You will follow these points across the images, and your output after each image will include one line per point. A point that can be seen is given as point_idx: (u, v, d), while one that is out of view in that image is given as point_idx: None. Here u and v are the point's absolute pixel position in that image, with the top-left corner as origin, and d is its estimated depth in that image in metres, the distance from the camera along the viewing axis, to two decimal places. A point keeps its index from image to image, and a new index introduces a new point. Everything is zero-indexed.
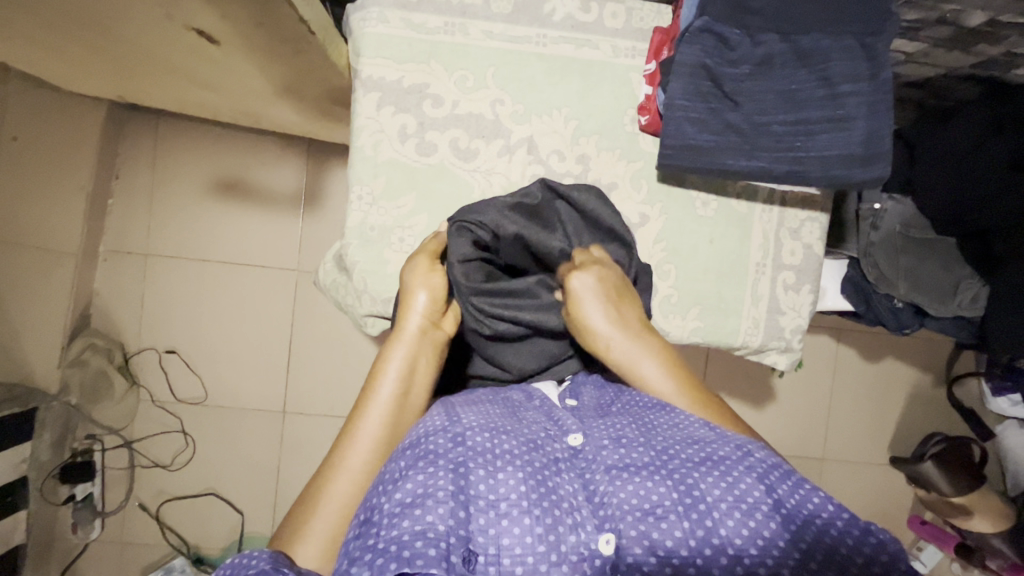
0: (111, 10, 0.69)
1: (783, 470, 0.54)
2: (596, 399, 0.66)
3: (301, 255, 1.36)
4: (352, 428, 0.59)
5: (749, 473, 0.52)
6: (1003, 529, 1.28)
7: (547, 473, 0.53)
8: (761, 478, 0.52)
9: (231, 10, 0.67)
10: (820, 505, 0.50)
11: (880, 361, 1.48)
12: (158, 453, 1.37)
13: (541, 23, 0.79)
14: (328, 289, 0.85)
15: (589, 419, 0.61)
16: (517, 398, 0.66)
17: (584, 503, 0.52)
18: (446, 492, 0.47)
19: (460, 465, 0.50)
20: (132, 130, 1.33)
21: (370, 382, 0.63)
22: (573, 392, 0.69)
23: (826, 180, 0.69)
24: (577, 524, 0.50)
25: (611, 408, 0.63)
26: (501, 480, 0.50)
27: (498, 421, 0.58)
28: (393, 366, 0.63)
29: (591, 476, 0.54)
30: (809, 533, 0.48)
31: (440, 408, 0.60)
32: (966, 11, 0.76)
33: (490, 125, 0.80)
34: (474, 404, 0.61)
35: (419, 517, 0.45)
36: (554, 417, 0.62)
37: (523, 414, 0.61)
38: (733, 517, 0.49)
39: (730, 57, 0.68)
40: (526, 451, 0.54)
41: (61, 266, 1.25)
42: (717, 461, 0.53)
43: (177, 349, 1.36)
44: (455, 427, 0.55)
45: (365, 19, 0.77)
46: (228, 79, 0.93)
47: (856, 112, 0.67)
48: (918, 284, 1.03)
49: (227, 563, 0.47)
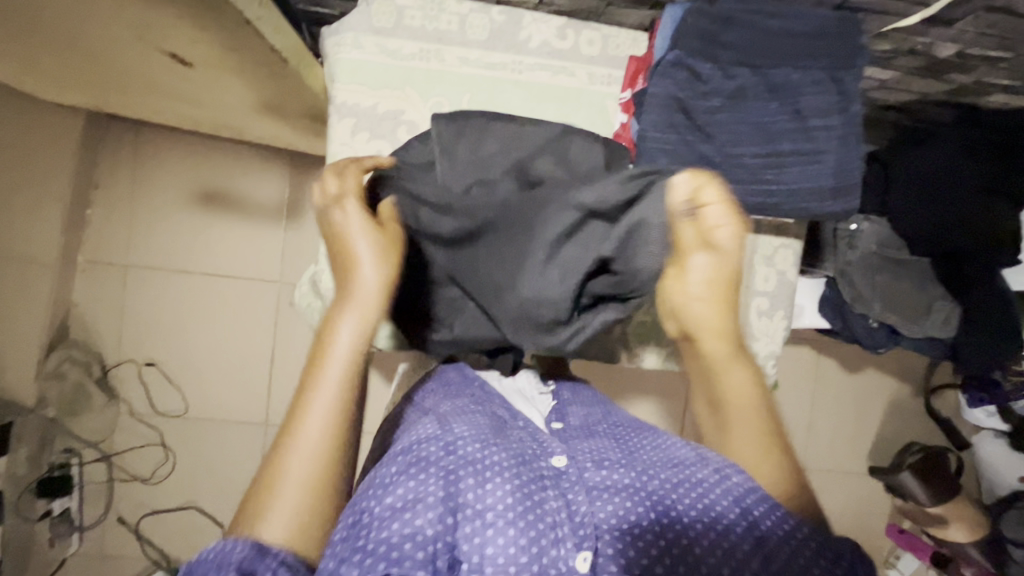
0: (82, 32, 0.68)
1: (758, 494, 0.58)
2: (583, 418, 0.70)
3: (282, 267, 1.35)
4: (296, 417, 0.54)
5: (727, 496, 0.56)
6: (979, 537, 1.30)
7: (535, 488, 0.54)
8: (737, 501, 0.56)
9: (204, 34, 0.66)
10: (788, 527, 0.55)
11: (860, 373, 1.49)
12: (137, 467, 1.35)
13: (518, 50, 0.79)
14: (302, 311, 0.85)
15: (574, 441, 0.64)
16: (503, 415, 0.65)
17: (566, 521, 0.52)
18: (436, 498, 0.50)
19: (450, 473, 0.52)
20: (110, 139, 1.31)
21: (315, 356, 0.57)
22: (559, 413, 0.71)
23: (797, 212, 0.70)
24: (558, 540, 0.51)
25: (598, 430, 0.67)
26: (489, 490, 0.52)
27: (487, 432, 0.59)
28: (342, 339, 0.57)
29: (574, 497, 0.55)
30: (778, 554, 0.53)
31: (431, 417, 0.61)
32: (936, 43, 0.78)
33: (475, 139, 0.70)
34: (463, 414, 0.62)
35: (408, 520, 0.48)
36: (540, 438, 0.62)
37: (510, 431, 0.62)
38: (708, 536, 0.53)
39: (702, 90, 0.69)
40: (515, 465, 0.55)
41: (38, 278, 1.22)
42: (694, 482, 0.57)
43: (156, 362, 1.34)
44: (446, 436, 0.56)
45: (339, 44, 0.78)
46: (204, 95, 0.92)
47: (827, 145, 0.69)
48: (895, 303, 1.04)
49: (210, 549, 0.48)
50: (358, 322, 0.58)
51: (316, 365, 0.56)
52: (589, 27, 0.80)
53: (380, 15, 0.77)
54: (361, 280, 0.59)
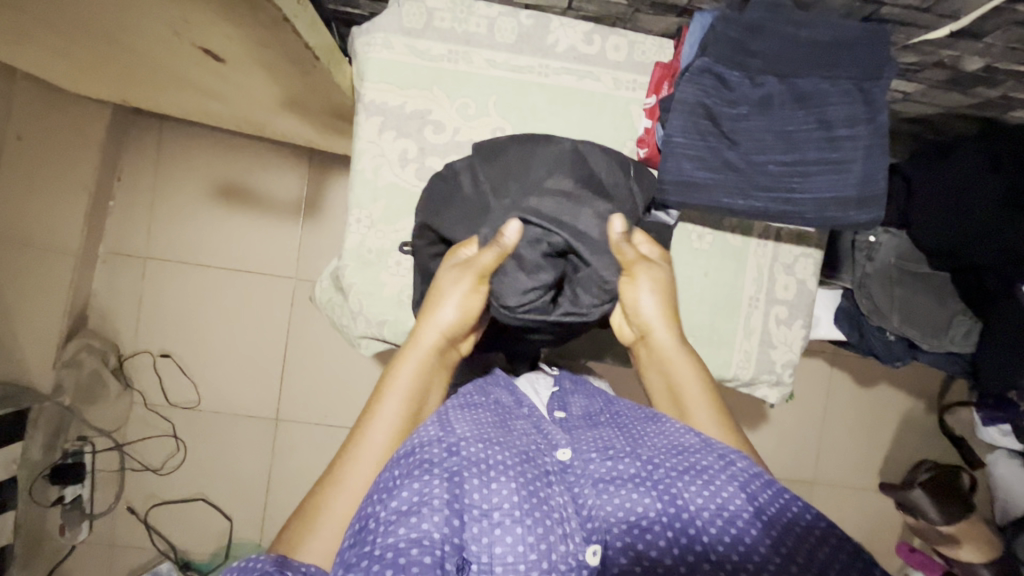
0: (119, 25, 0.70)
1: (766, 478, 0.56)
2: (584, 407, 0.71)
3: (299, 264, 1.36)
4: (354, 444, 0.59)
5: (732, 482, 0.56)
6: (994, 558, 1.26)
7: (539, 485, 0.55)
8: (743, 486, 0.55)
9: (241, 31, 0.68)
10: (798, 510, 0.54)
11: (874, 387, 1.48)
12: (150, 457, 1.37)
13: (544, 53, 0.80)
14: (324, 306, 0.87)
15: (577, 431, 0.65)
16: (506, 402, 0.67)
17: (573, 515, 0.54)
18: (441, 501, 0.50)
19: (455, 475, 0.52)
20: (135, 132, 1.34)
21: (378, 391, 0.64)
22: (561, 401, 0.72)
23: (821, 221, 0.70)
24: (566, 535, 0.52)
25: (600, 418, 0.68)
26: (494, 490, 0.52)
27: (490, 431, 0.59)
28: (403, 381, 0.64)
29: (580, 490, 0.56)
30: (789, 541, 0.52)
31: (433, 416, 0.61)
32: (963, 57, 0.78)
33: (516, 160, 0.72)
34: (467, 408, 0.63)
35: (415, 525, 0.48)
36: (542, 429, 0.64)
37: (513, 424, 0.63)
38: (716, 524, 0.53)
39: (729, 98, 0.70)
40: (519, 463, 0.55)
41: (60, 267, 1.24)
42: (700, 470, 0.57)
43: (172, 354, 1.36)
44: (449, 437, 0.56)
45: (370, 44, 0.79)
46: (232, 91, 0.94)
47: (852, 155, 0.69)
48: (913, 316, 1.04)
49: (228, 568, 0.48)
50: (419, 369, 0.65)
51: (376, 401, 0.63)
52: (616, 32, 0.81)
53: (411, 15, 0.79)
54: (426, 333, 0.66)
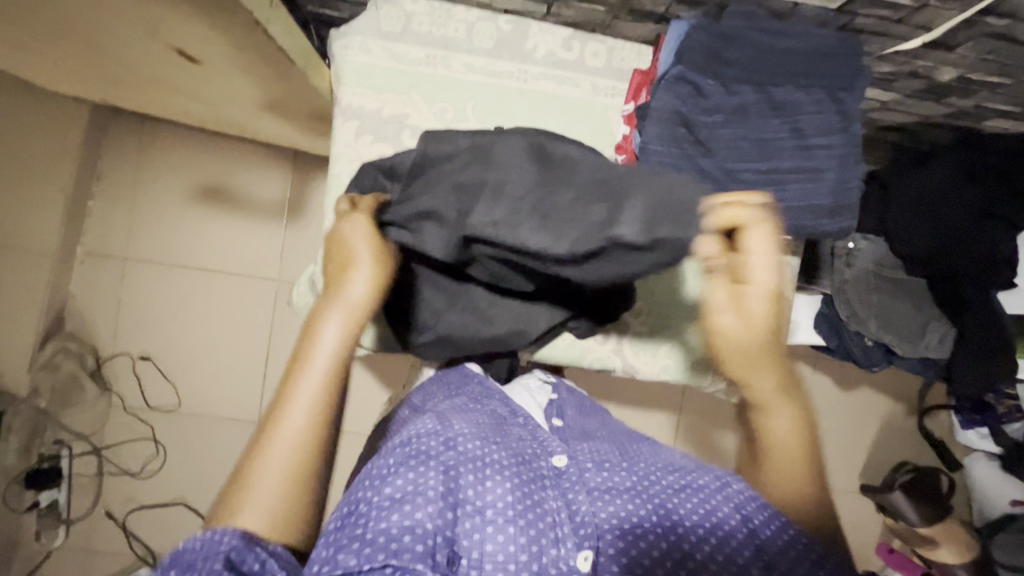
0: (91, 25, 0.69)
1: (760, 502, 0.57)
2: (580, 421, 0.71)
3: (282, 265, 1.35)
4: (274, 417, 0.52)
5: (727, 503, 0.57)
6: (969, 559, 1.28)
7: (534, 488, 0.54)
8: (738, 507, 0.56)
9: (216, 33, 0.67)
10: (789, 535, 0.55)
11: (855, 390, 1.50)
12: (126, 461, 1.35)
13: (523, 59, 0.80)
14: (301, 310, 0.86)
15: (573, 442, 0.65)
16: (501, 411, 0.65)
17: (566, 521, 0.53)
18: (436, 492, 0.49)
19: (450, 469, 0.52)
20: (115, 131, 1.32)
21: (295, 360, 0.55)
22: (557, 411, 0.72)
23: (797, 230, 0.71)
24: (559, 539, 0.52)
25: (595, 434, 0.68)
26: (489, 487, 0.52)
27: (486, 430, 0.59)
28: (325, 341, 0.55)
29: (574, 496, 0.55)
30: (778, 562, 0.54)
31: (432, 412, 0.60)
32: (936, 67, 0.79)
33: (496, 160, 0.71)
34: (462, 411, 0.62)
35: (408, 513, 0.48)
36: (539, 436, 0.63)
37: (509, 428, 0.61)
38: (709, 542, 0.54)
39: (704, 105, 0.70)
40: (515, 464, 0.55)
41: (37, 268, 1.22)
42: (696, 488, 0.57)
43: (152, 356, 1.34)
44: (447, 431, 0.55)
45: (347, 47, 0.79)
46: (209, 91, 0.92)
47: (826, 164, 0.70)
48: (891, 322, 1.05)
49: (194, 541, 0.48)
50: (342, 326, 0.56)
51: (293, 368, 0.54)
52: (594, 39, 0.81)
53: (388, 20, 0.79)
54: (347, 291, 0.57)
